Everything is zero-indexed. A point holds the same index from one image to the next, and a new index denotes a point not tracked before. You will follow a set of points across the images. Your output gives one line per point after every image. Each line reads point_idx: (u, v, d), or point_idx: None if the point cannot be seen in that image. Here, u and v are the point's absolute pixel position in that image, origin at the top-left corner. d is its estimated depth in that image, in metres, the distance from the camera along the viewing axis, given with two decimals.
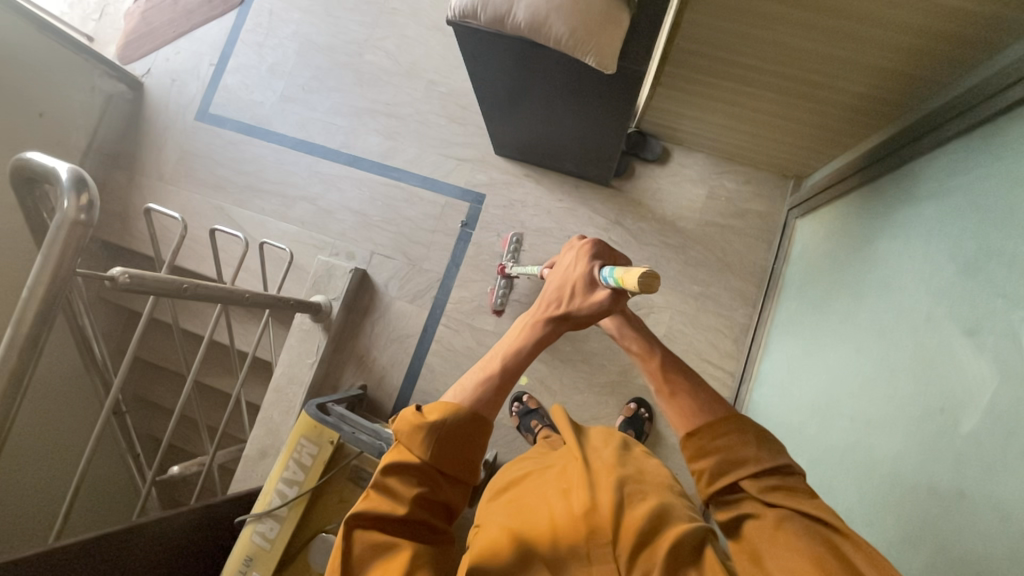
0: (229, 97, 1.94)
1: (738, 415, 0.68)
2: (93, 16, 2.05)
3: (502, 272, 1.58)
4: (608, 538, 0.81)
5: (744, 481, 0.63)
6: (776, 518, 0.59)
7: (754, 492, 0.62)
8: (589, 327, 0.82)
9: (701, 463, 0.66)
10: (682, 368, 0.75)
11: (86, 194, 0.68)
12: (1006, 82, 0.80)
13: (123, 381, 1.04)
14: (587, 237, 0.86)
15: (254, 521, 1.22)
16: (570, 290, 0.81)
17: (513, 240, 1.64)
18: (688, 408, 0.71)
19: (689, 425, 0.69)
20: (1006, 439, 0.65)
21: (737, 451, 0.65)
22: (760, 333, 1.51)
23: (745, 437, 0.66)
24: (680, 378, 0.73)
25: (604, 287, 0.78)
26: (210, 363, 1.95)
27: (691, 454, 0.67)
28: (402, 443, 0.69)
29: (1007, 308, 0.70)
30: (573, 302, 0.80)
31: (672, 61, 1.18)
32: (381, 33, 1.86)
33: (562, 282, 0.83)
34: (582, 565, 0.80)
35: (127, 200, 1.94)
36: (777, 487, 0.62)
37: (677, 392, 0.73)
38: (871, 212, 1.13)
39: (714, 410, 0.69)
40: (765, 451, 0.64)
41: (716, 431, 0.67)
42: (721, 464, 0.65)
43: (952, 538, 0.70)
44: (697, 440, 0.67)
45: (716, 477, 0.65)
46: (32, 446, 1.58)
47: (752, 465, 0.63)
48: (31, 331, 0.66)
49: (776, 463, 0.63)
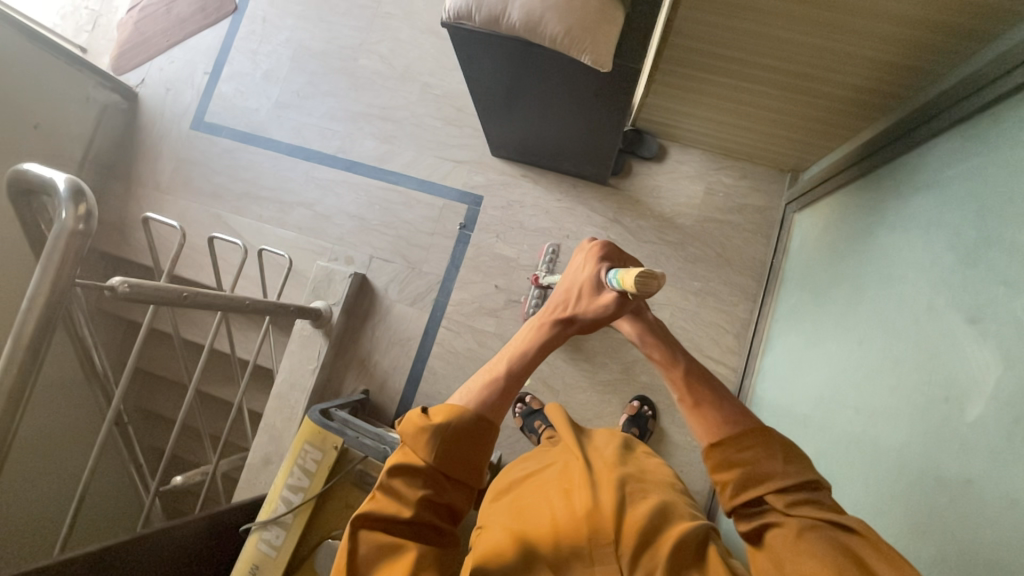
0: (224, 105, 1.94)
1: (764, 427, 0.68)
2: (86, 27, 2.05)
3: (535, 282, 1.58)
4: (608, 538, 0.81)
5: (769, 495, 0.63)
6: (798, 526, 0.59)
7: (780, 506, 0.62)
8: (596, 330, 0.85)
9: (725, 474, 0.67)
10: (706, 379, 0.76)
11: (84, 204, 0.68)
12: (1003, 69, 0.81)
13: (124, 392, 1.03)
14: (596, 240, 0.89)
15: (260, 529, 1.22)
16: (577, 292, 0.84)
17: (549, 250, 1.62)
18: (712, 419, 0.71)
19: (713, 437, 0.69)
20: (1012, 426, 0.65)
21: (762, 464, 0.65)
22: (761, 327, 1.51)
23: (771, 451, 0.66)
24: (703, 389, 0.75)
25: (610, 289, 0.81)
26: (211, 371, 1.95)
27: (714, 466, 0.68)
28: (407, 445, 0.68)
29: (1009, 295, 0.70)
30: (579, 304, 0.83)
31: (666, 58, 1.18)
32: (375, 37, 1.87)
33: (570, 285, 0.86)
34: (583, 565, 0.79)
35: (125, 210, 1.94)
36: (803, 501, 0.62)
37: (701, 403, 0.73)
38: (868, 203, 1.14)
39: (739, 422, 0.70)
40: (792, 466, 0.64)
41: (740, 443, 0.67)
42: (747, 477, 0.65)
43: (961, 527, 0.70)
44: (722, 451, 0.67)
45: (740, 490, 0.65)
46: (33, 459, 1.57)
47: (778, 478, 0.63)
48: (31, 343, 0.65)
49: (802, 478, 0.63)
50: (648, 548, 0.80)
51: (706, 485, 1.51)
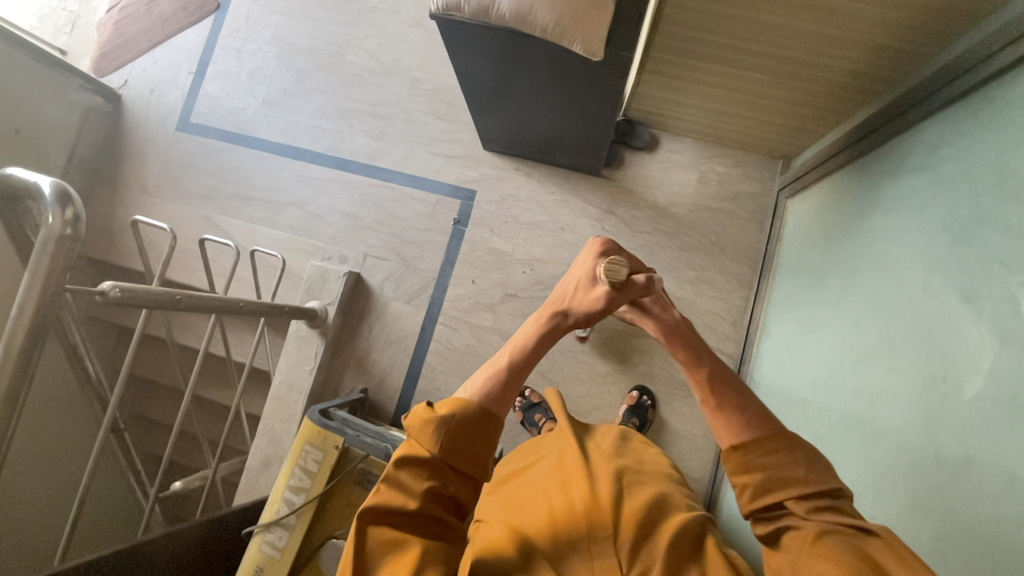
0: (210, 105, 1.91)
1: (787, 433, 0.68)
2: (65, 29, 2.01)
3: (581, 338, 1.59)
4: (608, 531, 0.80)
5: (789, 501, 0.64)
6: (816, 531, 0.60)
7: (801, 512, 0.63)
8: (596, 324, 0.85)
9: (745, 477, 0.67)
10: (731, 382, 0.74)
11: (71, 207, 0.66)
12: (992, 49, 0.81)
13: (118, 399, 1.00)
14: (597, 237, 0.90)
15: (262, 531, 1.21)
16: (574, 288, 0.85)
17: None
18: (732, 421, 0.71)
19: (734, 439, 0.69)
20: (1010, 403, 0.66)
21: (785, 470, 0.65)
22: (758, 313, 1.52)
23: (795, 458, 0.66)
24: (728, 392, 0.73)
25: (602, 283, 0.82)
26: (208, 376, 1.93)
27: (735, 469, 0.68)
28: (412, 437, 0.68)
29: (1005, 273, 0.70)
30: (574, 299, 0.84)
31: (656, 45, 1.18)
32: (362, 32, 1.85)
33: (567, 281, 0.88)
34: (582, 559, 0.77)
35: (112, 214, 1.90)
36: (823, 508, 0.62)
37: (724, 405, 0.72)
38: (860, 188, 1.14)
39: (761, 426, 0.69)
40: (815, 474, 0.64)
41: (763, 448, 0.67)
42: (768, 481, 0.65)
43: (962, 504, 0.71)
44: (742, 454, 0.67)
45: (761, 493, 0.65)
46: (28, 469, 1.55)
47: (801, 485, 0.64)
48: (21, 354, 0.63)
49: (826, 487, 0.63)
50: (648, 541, 0.81)
51: (706, 474, 1.52)
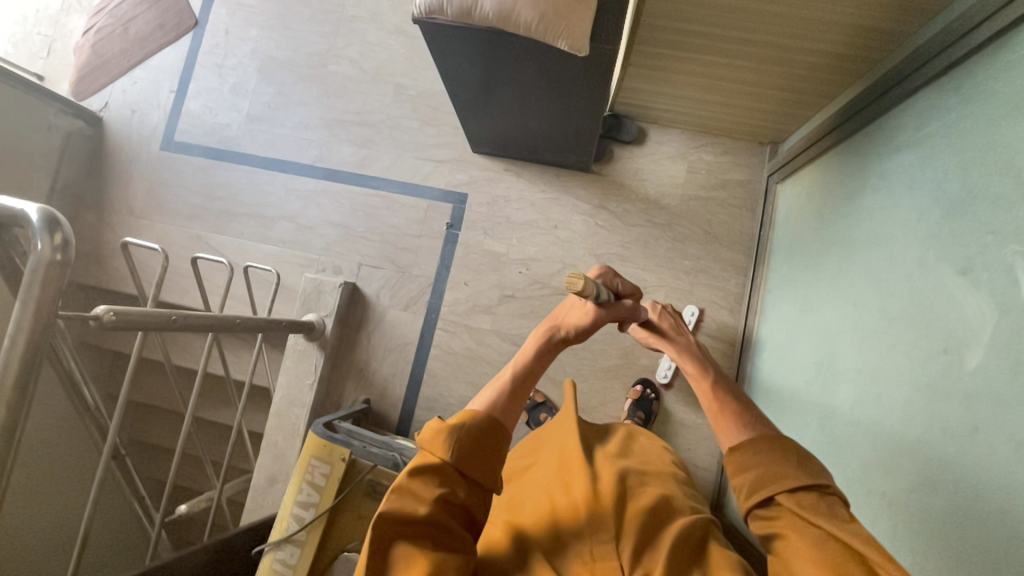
0: (194, 122, 1.89)
1: (780, 435, 0.70)
2: (41, 54, 1.99)
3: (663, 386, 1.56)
4: (610, 534, 0.78)
5: (779, 496, 0.64)
6: (807, 534, 0.59)
7: (790, 506, 0.63)
8: (590, 337, 0.89)
9: (740, 478, 0.68)
10: (732, 391, 0.80)
11: (60, 232, 0.63)
12: (971, 24, 0.82)
13: (119, 425, 0.98)
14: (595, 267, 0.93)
15: (273, 549, 1.19)
16: (569, 307, 0.89)
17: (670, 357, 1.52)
18: (731, 426, 0.74)
19: (732, 443, 0.72)
20: (1012, 371, 0.66)
21: (777, 467, 0.66)
22: (755, 298, 1.53)
23: (786, 455, 0.67)
24: (724, 396, 0.78)
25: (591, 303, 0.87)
26: (208, 396, 1.91)
27: (733, 471, 0.70)
28: (424, 447, 0.68)
29: (999, 242, 0.71)
30: (568, 318, 0.88)
31: (639, 38, 1.18)
32: (344, 41, 1.84)
33: (562, 304, 0.92)
34: (584, 562, 0.75)
35: (100, 238, 1.88)
36: (813, 502, 0.62)
37: (725, 411, 0.76)
38: (850, 168, 1.15)
39: (756, 428, 0.72)
40: (805, 470, 0.65)
41: (757, 447, 0.68)
42: (760, 478, 0.66)
43: (971, 474, 0.71)
44: (739, 455, 0.69)
45: (754, 491, 0.66)
46: (28, 503, 1.52)
47: (792, 480, 0.64)
48: (17, 383, 0.62)
49: (813, 482, 0.64)
50: (651, 544, 0.79)
51: (713, 463, 1.52)
